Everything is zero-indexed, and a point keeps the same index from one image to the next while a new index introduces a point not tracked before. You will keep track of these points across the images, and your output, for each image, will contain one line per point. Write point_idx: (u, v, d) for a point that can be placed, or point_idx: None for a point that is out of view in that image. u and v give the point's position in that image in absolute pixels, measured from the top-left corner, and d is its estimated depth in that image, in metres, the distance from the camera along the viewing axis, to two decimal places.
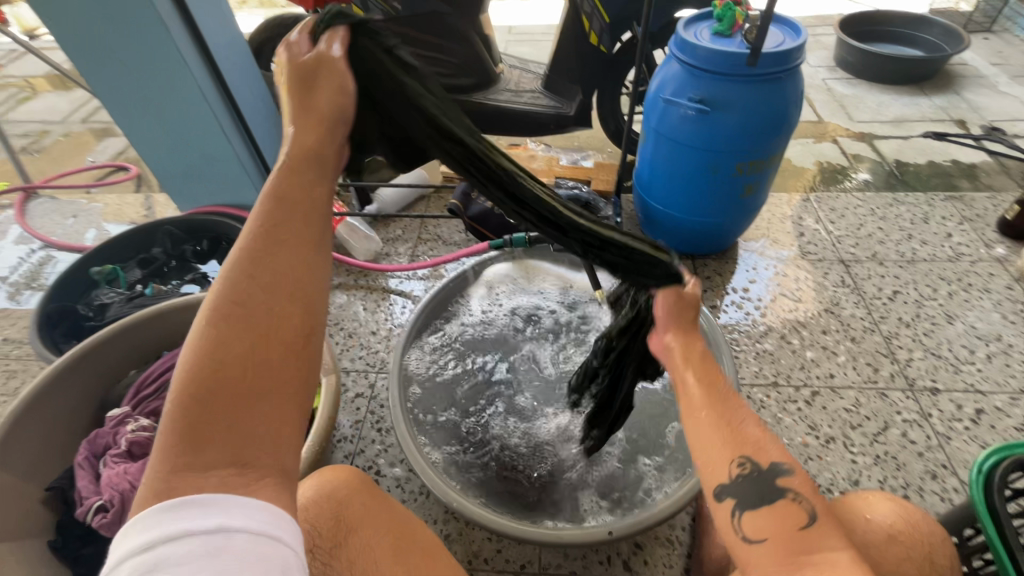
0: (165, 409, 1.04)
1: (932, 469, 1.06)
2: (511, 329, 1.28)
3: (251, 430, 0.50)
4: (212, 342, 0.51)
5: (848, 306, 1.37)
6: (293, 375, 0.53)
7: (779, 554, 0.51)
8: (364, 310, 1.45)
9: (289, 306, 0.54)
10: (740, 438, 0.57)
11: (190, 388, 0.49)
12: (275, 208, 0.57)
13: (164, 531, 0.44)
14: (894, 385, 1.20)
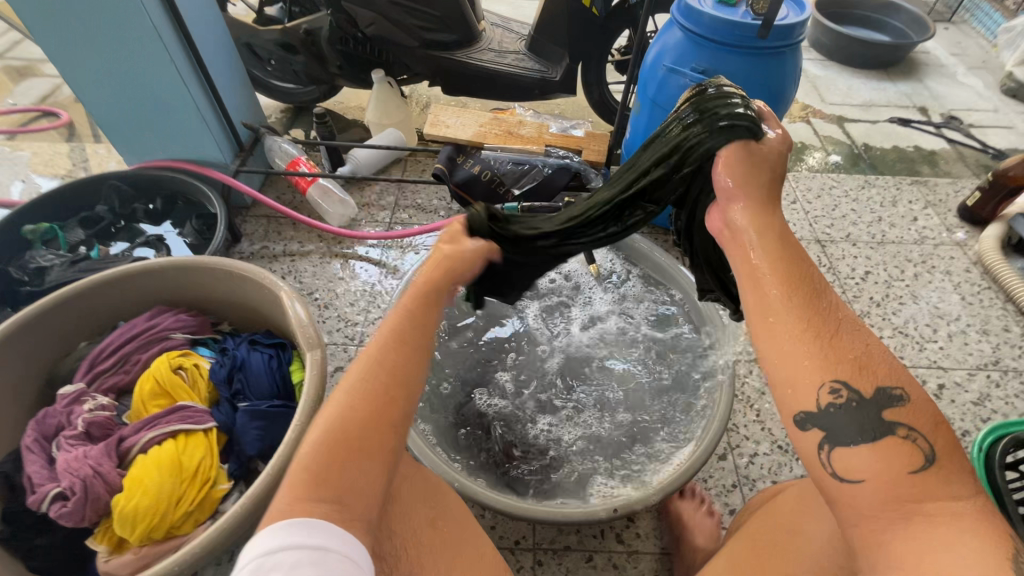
0: (126, 386, 0.95)
1: None
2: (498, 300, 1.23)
3: (354, 483, 0.54)
4: (342, 408, 0.57)
5: None
6: (392, 446, 0.57)
7: (880, 498, 0.49)
8: (340, 279, 1.37)
9: (402, 383, 0.59)
10: (842, 362, 0.52)
11: (321, 441, 0.55)
12: (414, 303, 0.64)
13: (282, 541, 0.48)
14: None
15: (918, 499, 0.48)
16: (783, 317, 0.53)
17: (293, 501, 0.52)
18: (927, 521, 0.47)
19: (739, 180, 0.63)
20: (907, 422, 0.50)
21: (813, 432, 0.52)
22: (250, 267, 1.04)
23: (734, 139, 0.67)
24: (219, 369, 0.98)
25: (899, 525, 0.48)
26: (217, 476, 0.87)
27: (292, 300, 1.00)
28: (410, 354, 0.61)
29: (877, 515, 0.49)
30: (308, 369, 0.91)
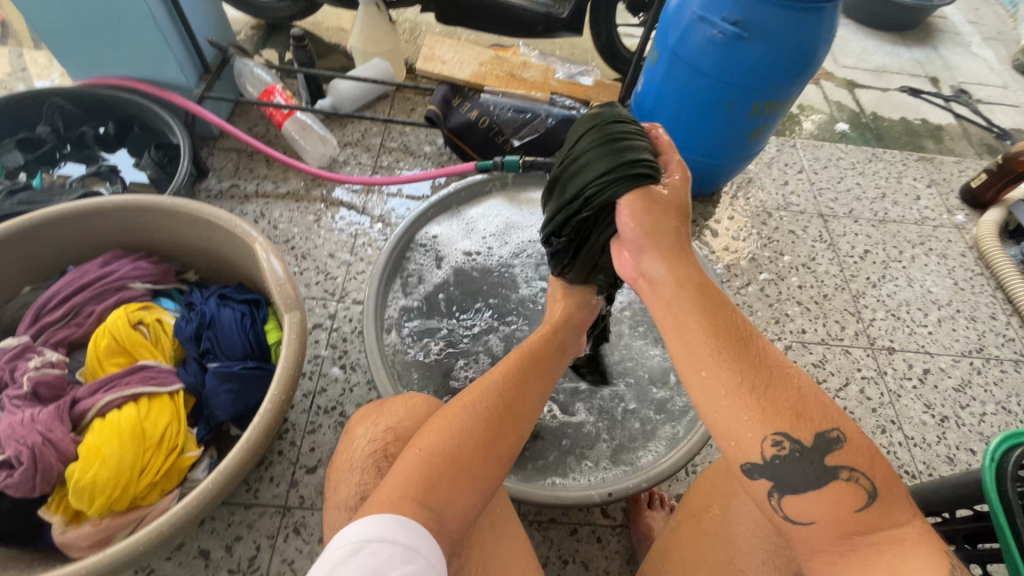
0: (78, 340, 0.85)
1: (882, 424, 1.14)
2: (492, 259, 1.13)
3: (451, 494, 0.55)
4: (461, 426, 0.59)
5: (823, 262, 1.38)
6: (495, 473, 0.60)
7: (828, 536, 0.49)
8: (319, 228, 1.26)
9: (515, 422, 0.64)
10: (780, 414, 0.50)
11: (437, 447, 0.57)
12: (529, 356, 0.72)
13: (378, 531, 0.48)
14: (857, 343, 1.25)
15: (865, 533, 0.48)
16: (720, 369, 0.52)
17: (397, 493, 0.53)
18: (879, 554, 0.47)
19: (644, 228, 0.62)
20: (849, 463, 0.49)
21: (761, 480, 0.51)
22: (218, 214, 0.93)
23: (630, 181, 0.65)
24: (184, 326, 0.89)
25: (849, 562, 0.47)
26: (185, 443, 0.81)
27: (265, 252, 0.90)
28: (526, 403, 0.66)
29: (826, 552, 0.49)
30: (287, 333, 0.84)
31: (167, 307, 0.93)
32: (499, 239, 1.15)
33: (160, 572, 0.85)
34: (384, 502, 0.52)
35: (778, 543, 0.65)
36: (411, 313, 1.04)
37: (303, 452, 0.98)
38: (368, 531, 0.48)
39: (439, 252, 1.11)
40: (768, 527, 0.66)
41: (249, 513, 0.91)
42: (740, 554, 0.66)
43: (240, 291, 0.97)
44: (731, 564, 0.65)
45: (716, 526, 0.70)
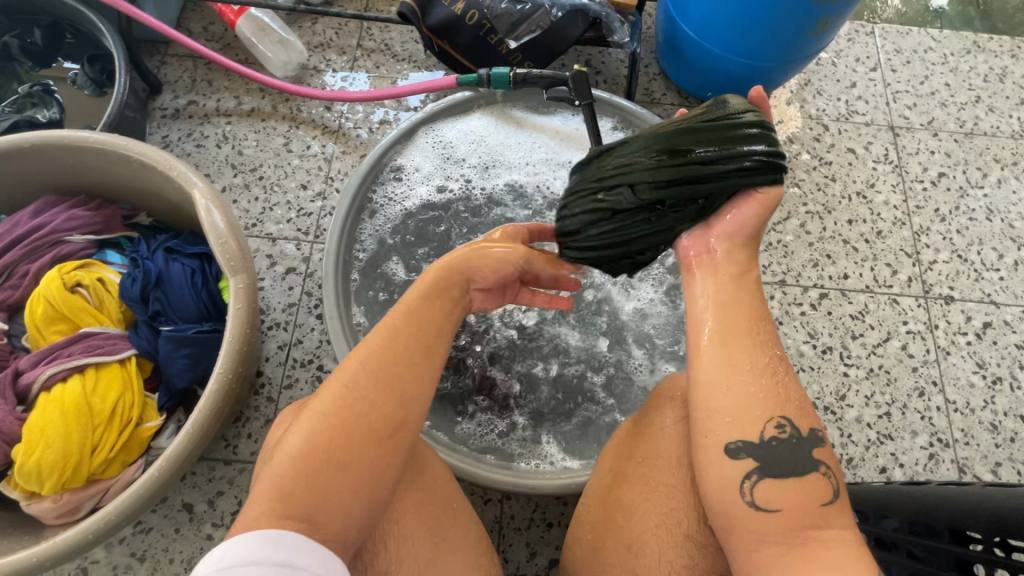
0: (19, 302, 0.80)
1: (921, 386, 1.01)
2: (474, 192, 0.99)
3: (326, 498, 0.47)
4: (318, 414, 0.49)
5: (884, 189, 1.15)
6: (378, 464, 0.49)
7: (786, 527, 0.48)
8: (289, 153, 1.11)
9: (393, 397, 0.51)
10: (787, 400, 0.51)
11: (293, 449, 0.48)
12: (411, 310, 0.55)
13: (243, 555, 0.40)
14: (908, 291, 1.07)
15: (818, 527, 0.48)
16: (746, 347, 0.51)
17: (261, 507, 0.45)
18: (823, 549, 0.46)
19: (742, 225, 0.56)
20: (829, 461, 0.51)
21: (745, 460, 0.49)
22: (149, 153, 0.80)
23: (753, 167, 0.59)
24: (130, 286, 0.80)
25: (795, 555, 0.47)
26: (143, 414, 0.77)
27: (204, 200, 0.77)
28: (405, 372, 0.52)
29: (779, 544, 0.47)
30: (233, 303, 0.75)
31: (112, 262, 0.84)
32: (478, 170, 1.00)
33: (147, 524, 0.87)
34: (252, 521, 0.45)
35: (672, 503, 0.54)
36: (384, 261, 0.93)
37: (280, 408, 0.94)
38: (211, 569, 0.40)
39: (411, 183, 0.97)
40: (663, 488, 0.55)
41: (229, 469, 0.90)
42: (640, 522, 0.55)
43: (191, 242, 0.86)
44: (629, 529, 0.55)
45: (624, 507, 0.57)
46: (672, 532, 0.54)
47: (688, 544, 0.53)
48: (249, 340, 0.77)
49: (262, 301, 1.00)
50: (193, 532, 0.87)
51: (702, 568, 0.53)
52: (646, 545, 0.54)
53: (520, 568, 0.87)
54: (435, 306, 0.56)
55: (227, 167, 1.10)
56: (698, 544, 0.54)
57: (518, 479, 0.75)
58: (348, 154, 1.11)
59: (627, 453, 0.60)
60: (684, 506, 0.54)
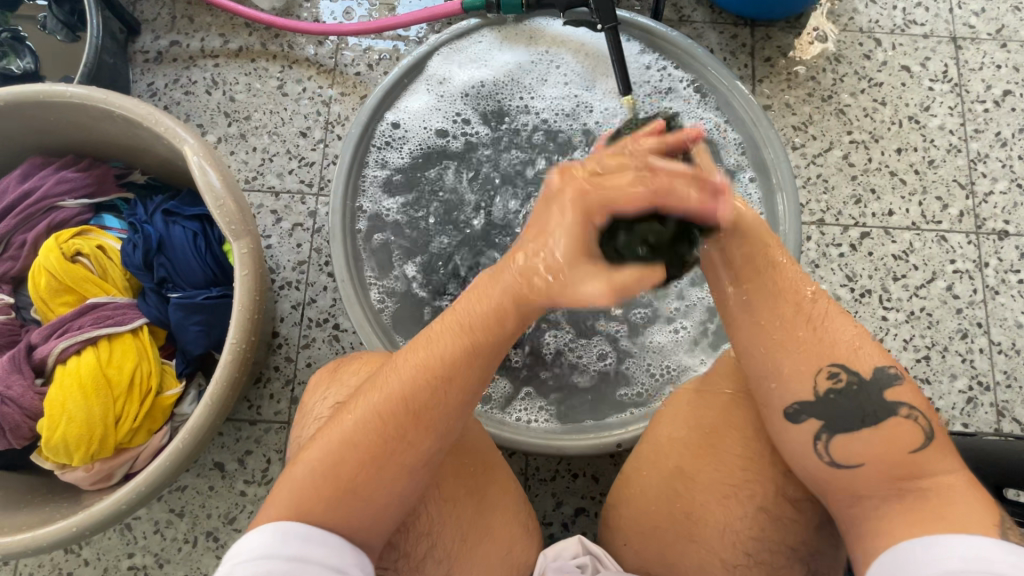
0: (21, 274, 0.77)
1: (964, 327, 0.95)
2: (474, 132, 0.90)
3: (345, 516, 0.46)
4: (344, 432, 0.47)
5: (939, 112, 1.04)
6: (400, 493, 0.48)
7: (886, 474, 0.47)
8: (285, 97, 1.03)
9: (425, 427, 0.48)
10: (832, 348, 0.51)
11: (318, 463, 0.47)
12: (463, 328, 0.48)
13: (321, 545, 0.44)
14: (958, 226, 0.99)
15: (913, 478, 0.46)
16: (775, 309, 0.53)
17: (279, 505, 0.46)
18: (928, 497, 0.45)
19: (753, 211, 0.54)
20: (909, 402, 0.49)
21: (807, 423, 0.50)
22: (131, 107, 0.73)
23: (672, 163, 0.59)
24: (132, 254, 0.77)
25: (894, 505, 0.46)
26: (162, 382, 0.76)
27: (196, 158, 0.71)
28: (445, 402, 0.48)
29: (868, 497, 0.47)
30: (239, 268, 0.70)
31: (111, 227, 0.80)
32: (477, 104, 0.91)
33: (182, 482, 0.89)
34: (274, 513, 0.46)
35: (753, 472, 0.54)
36: (394, 220, 0.87)
37: (300, 368, 0.93)
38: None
39: (407, 127, 0.89)
40: (739, 460, 0.54)
41: (255, 428, 0.91)
42: (702, 490, 0.55)
43: (190, 202, 0.82)
44: (690, 497, 0.55)
45: (687, 476, 0.56)
46: (742, 503, 0.53)
47: (761, 515, 0.53)
48: (260, 306, 0.73)
49: (271, 260, 0.96)
50: (227, 488, 0.89)
51: (781, 542, 0.53)
52: (709, 515, 0.54)
53: (546, 516, 0.88)
54: (505, 311, 0.48)
55: (220, 115, 1.02)
56: (772, 516, 0.53)
57: (546, 441, 0.74)
58: (347, 95, 1.02)
59: (682, 416, 0.58)
60: (764, 474, 0.54)
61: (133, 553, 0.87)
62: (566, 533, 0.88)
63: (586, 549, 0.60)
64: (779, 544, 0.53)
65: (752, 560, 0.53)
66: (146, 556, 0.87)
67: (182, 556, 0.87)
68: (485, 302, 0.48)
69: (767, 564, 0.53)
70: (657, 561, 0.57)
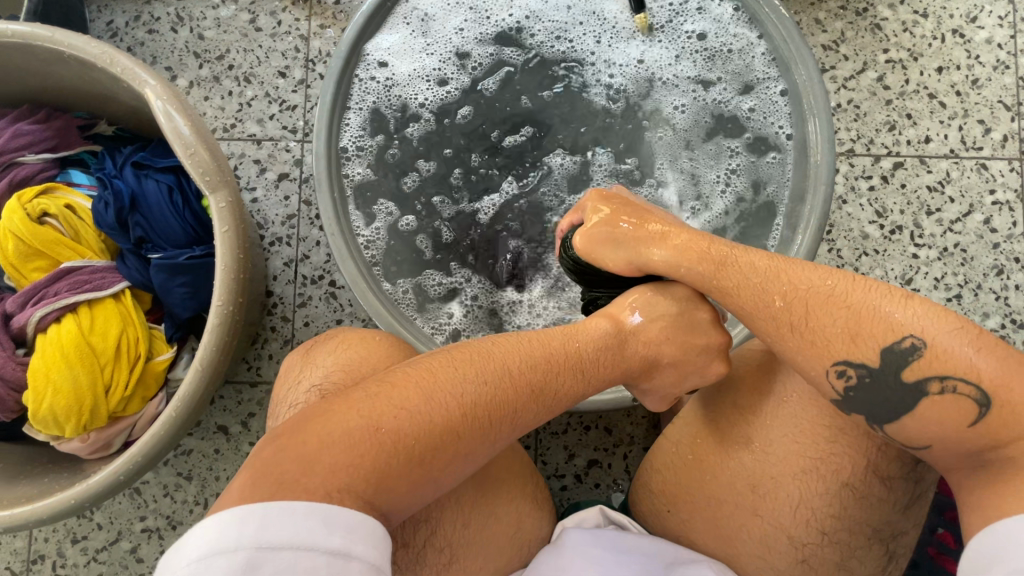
0: None
1: (1001, 264, 0.89)
2: (474, 66, 0.82)
3: (412, 488, 0.43)
4: (433, 403, 0.44)
5: (988, 24, 0.93)
6: (467, 471, 0.46)
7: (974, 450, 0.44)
8: (259, 33, 0.93)
9: (508, 426, 0.47)
10: (829, 343, 0.48)
11: (400, 425, 0.43)
12: (573, 350, 0.52)
13: (324, 548, 0.36)
14: (1000, 152, 0.91)
15: (1000, 446, 0.43)
16: (796, 296, 0.49)
17: (336, 467, 0.40)
18: (1010, 470, 0.43)
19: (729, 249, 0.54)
20: (954, 374, 0.44)
21: (856, 416, 0.49)
22: (80, 45, 0.65)
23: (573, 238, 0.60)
24: (104, 213, 0.71)
25: (975, 478, 0.45)
26: (152, 348, 0.72)
27: (160, 102, 0.64)
28: (529, 411, 0.48)
29: (962, 468, 0.46)
30: (217, 225, 0.65)
31: (79, 184, 0.74)
32: (474, 36, 0.82)
33: (186, 446, 0.87)
34: (333, 471, 0.40)
35: (828, 450, 0.51)
36: (384, 166, 0.80)
37: (297, 327, 0.89)
38: (187, 558, 0.35)
39: (399, 69, 0.80)
40: (823, 433, 0.52)
41: (257, 391, 0.88)
42: (773, 464, 0.53)
43: (162, 153, 0.75)
44: (761, 471, 0.53)
45: (747, 444, 0.54)
46: (826, 481, 0.51)
47: (845, 493, 0.51)
48: (244, 264, 0.68)
49: (258, 214, 0.90)
50: (233, 451, 0.87)
51: (855, 515, 0.51)
52: (780, 491, 0.52)
53: (559, 469, 0.86)
54: (608, 353, 0.54)
55: (190, 56, 0.93)
56: (855, 494, 0.51)
57: None
58: (326, 29, 0.92)
59: (734, 388, 0.57)
60: (846, 454, 0.51)
61: (145, 516, 0.87)
62: (579, 484, 0.86)
63: (607, 519, 0.59)
64: (860, 523, 0.52)
65: (826, 539, 0.52)
66: (158, 519, 0.87)
67: (194, 518, 0.86)
68: (583, 340, 0.53)
69: (841, 542, 0.52)
70: (715, 535, 0.55)
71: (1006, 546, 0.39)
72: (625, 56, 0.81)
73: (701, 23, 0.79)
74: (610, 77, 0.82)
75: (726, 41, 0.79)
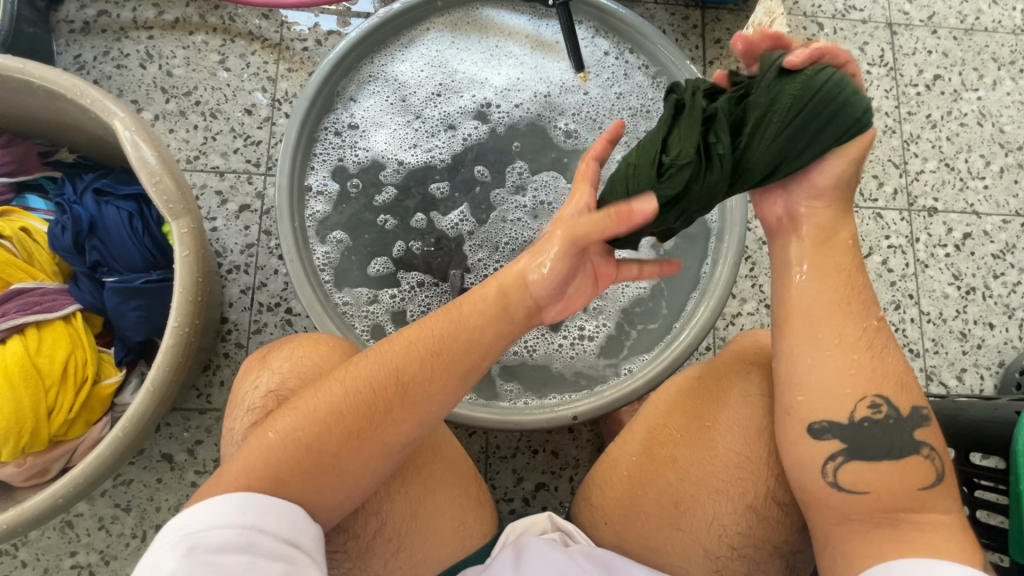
0: None
1: (897, 300, 1.01)
2: (463, 135, 0.90)
3: (316, 488, 0.47)
4: (325, 406, 0.49)
5: (876, 95, 1.09)
6: (375, 469, 0.49)
7: (876, 508, 0.50)
8: (228, 73, 0.98)
9: (400, 418, 0.49)
10: (883, 377, 0.52)
11: (292, 432, 0.48)
12: (461, 328, 0.52)
13: (243, 529, 0.42)
14: (893, 204, 1.05)
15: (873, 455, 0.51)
16: (846, 320, 0.54)
17: (242, 473, 0.46)
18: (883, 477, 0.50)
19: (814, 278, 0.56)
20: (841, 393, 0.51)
21: (832, 441, 0.52)
22: (53, 78, 0.68)
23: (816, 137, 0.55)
24: (60, 236, 0.72)
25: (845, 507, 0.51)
26: (100, 371, 0.72)
27: (128, 133, 0.67)
28: (430, 390, 0.50)
29: (859, 521, 0.50)
30: (178, 250, 0.67)
31: (36, 208, 0.75)
32: (430, 86, 0.90)
33: (127, 476, 0.85)
34: (238, 478, 0.46)
35: (745, 476, 0.57)
36: (347, 208, 0.85)
37: (251, 354, 0.90)
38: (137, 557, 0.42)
39: (367, 133, 0.87)
40: (733, 457, 0.57)
41: (205, 418, 0.88)
42: (693, 482, 0.58)
43: (123, 180, 0.77)
44: (682, 488, 0.58)
45: (676, 464, 0.59)
46: (735, 501, 0.56)
47: (749, 513, 0.56)
48: (203, 289, 0.70)
49: (216, 243, 0.92)
50: (177, 480, 0.86)
51: (759, 534, 0.57)
52: (698, 507, 0.57)
53: (507, 492, 0.89)
54: (493, 324, 0.53)
55: (157, 91, 0.97)
56: (758, 515, 0.57)
57: (505, 419, 0.74)
58: (294, 73, 0.98)
59: (661, 407, 0.63)
60: (753, 478, 0.57)
61: (75, 551, 0.83)
62: (526, 508, 0.89)
63: (556, 525, 0.63)
64: (763, 540, 0.57)
65: (737, 553, 0.57)
66: (91, 554, 0.83)
67: (131, 551, 0.84)
68: (470, 313, 0.53)
69: (749, 555, 0.57)
70: (642, 545, 0.59)
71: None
72: (569, 110, 0.91)
73: (634, 84, 0.89)
74: (557, 129, 0.90)
75: (648, 102, 0.89)
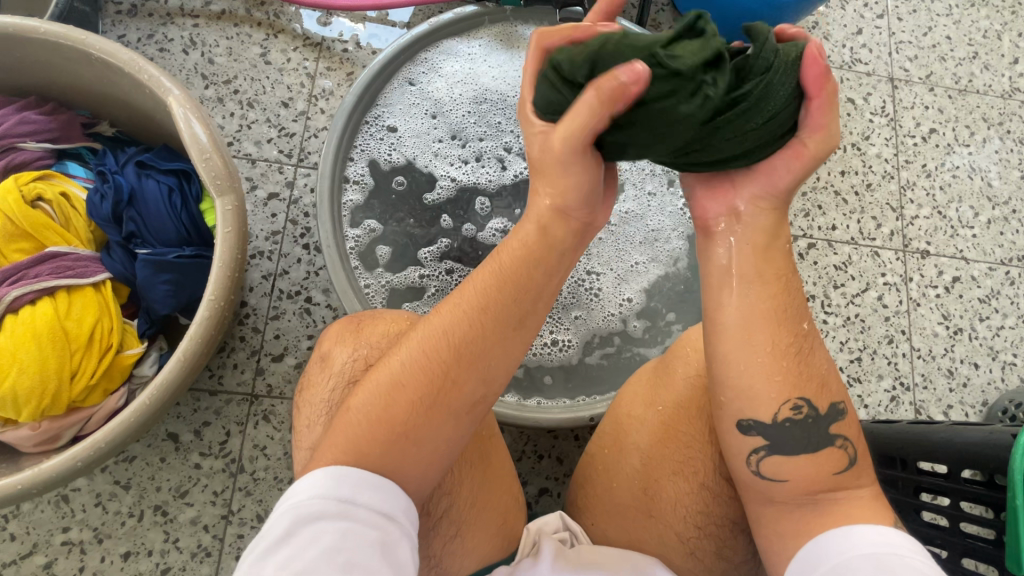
0: None
1: (891, 334, 1.07)
2: (513, 173, 0.92)
3: (403, 459, 0.48)
4: (395, 376, 0.50)
5: (877, 142, 1.16)
6: (450, 436, 0.50)
7: (803, 488, 0.52)
8: (268, 65, 1.01)
9: (465, 380, 0.50)
10: (807, 383, 0.52)
11: (369, 405, 0.49)
12: (508, 277, 0.51)
13: (348, 502, 0.44)
14: (889, 244, 1.11)
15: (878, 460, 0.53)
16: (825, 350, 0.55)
17: (332, 449, 0.48)
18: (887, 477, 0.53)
19: None
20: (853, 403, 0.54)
21: (753, 438, 0.53)
22: (112, 50, 0.70)
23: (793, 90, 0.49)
24: (100, 204, 0.73)
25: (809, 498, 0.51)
26: (122, 341, 0.72)
27: (181, 109, 0.69)
28: (490, 349, 0.51)
29: (786, 503, 0.52)
30: (221, 225, 0.68)
31: (76, 175, 0.77)
32: (468, 97, 0.94)
33: (130, 452, 0.84)
34: (332, 454, 0.47)
35: (692, 452, 0.59)
36: (388, 197, 0.88)
37: (267, 339, 0.90)
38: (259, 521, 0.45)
39: (402, 134, 0.90)
40: (684, 439, 0.60)
41: (215, 399, 0.87)
42: (666, 462, 0.60)
43: (165, 156, 0.78)
44: (648, 471, 0.60)
45: (670, 457, 0.60)
46: (688, 479, 0.59)
47: (703, 491, 0.59)
48: (241, 265, 0.71)
49: None
50: (180, 460, 0.85)
51: (715, 510, 0.59)
52: (666, 487, 0.59)
53: None
54: (533, 278, 0.51)
55: (197, 76, 0.99)
56: (717, 492, 0.58)
57: (523, 413, 0.77)
58: (331, 72, 1.02)
59: None
60: (700, 456, 0.59)
61: (68, 527, 0.81)
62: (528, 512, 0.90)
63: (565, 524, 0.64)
64: (723, 518, 0.59)
65: (703, 532, 0.59)
66: (83, 531, 0.81)
67: (125, 530, 0.82)
68: (507, 257, 0.51)
69: (712, 534, 0.59)
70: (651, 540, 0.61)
71: (847, 540, 0.48)
72: None
73: None
74: None
75: None
